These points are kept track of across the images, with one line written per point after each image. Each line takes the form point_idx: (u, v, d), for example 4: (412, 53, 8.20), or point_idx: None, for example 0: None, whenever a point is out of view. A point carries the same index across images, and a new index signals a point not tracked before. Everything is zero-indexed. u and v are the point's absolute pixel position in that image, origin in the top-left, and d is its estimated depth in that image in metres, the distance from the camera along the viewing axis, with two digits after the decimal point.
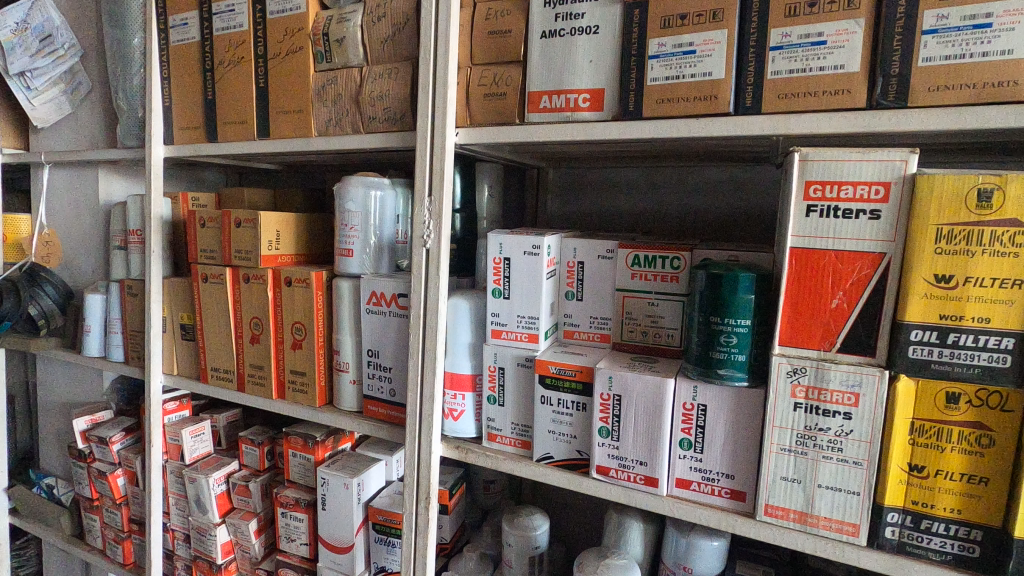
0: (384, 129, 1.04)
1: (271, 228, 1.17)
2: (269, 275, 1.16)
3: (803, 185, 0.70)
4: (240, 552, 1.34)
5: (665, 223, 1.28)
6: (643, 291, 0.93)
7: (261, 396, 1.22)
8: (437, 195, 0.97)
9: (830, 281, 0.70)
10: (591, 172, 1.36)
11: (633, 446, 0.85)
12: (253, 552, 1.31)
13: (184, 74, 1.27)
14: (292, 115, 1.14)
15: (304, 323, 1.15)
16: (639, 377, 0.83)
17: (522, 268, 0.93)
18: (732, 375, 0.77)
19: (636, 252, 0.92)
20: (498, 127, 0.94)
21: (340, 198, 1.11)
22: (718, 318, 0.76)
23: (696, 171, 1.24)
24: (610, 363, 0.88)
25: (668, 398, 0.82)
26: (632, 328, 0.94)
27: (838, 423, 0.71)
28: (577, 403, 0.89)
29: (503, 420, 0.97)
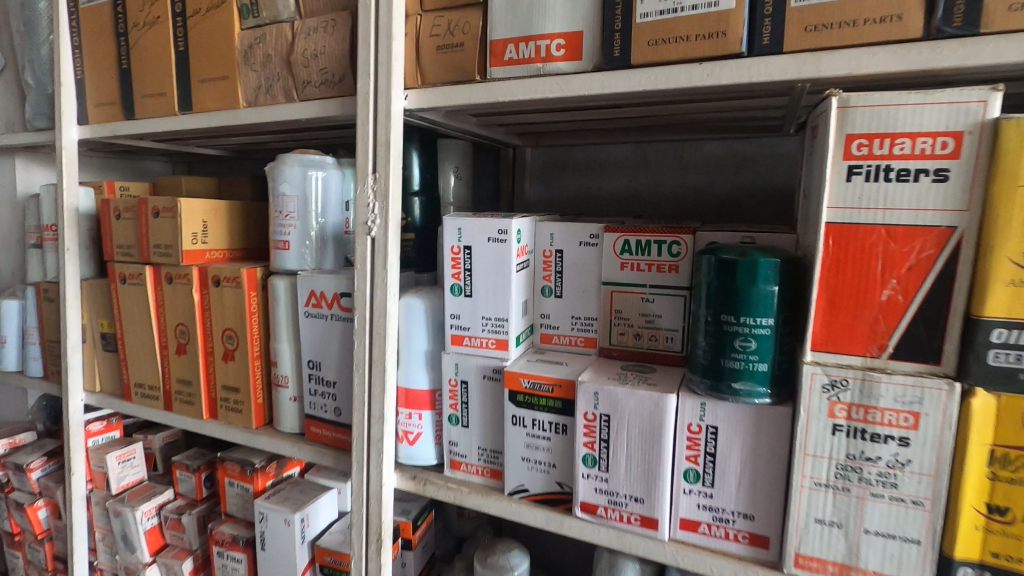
0: (321, 95, 0.86)
1: (196, 218, 0.99)
2: (194, 274, 0.98)
3: (843, 140, 0.53)
4: None
5: (660, 207, 1.11)
6: (635, 285, 0.75)
7: (190, 416, 1.04)
8: (383, 171, 0.79)
9: (880, 267, 0.53)
10: (574, 151, 1.19)
11: (625, 479, 0.68)
12: None
13: (96, 41, 1.09)
14: (216, 83, 0.96)
15: (235, 330, 0.97)
16: (632, 394, 0.66)
17: (486, 260, 0.75)
18: (751, 391, 0.60)
19: (625, 237, 0.75)
20: (455, 86, 0.77)
21: (273, 180, 0.93)
22: (732, 319, 0.60)
23: (693, 146, 1.07)
24: (596, 374, 0.71)
25: (668, 420, 0.65)
26: (623, 330, 0.77)
27: (891, 452, 0.55)
28: (556, 424, 0.72)
29: (468, 444, 0.80)
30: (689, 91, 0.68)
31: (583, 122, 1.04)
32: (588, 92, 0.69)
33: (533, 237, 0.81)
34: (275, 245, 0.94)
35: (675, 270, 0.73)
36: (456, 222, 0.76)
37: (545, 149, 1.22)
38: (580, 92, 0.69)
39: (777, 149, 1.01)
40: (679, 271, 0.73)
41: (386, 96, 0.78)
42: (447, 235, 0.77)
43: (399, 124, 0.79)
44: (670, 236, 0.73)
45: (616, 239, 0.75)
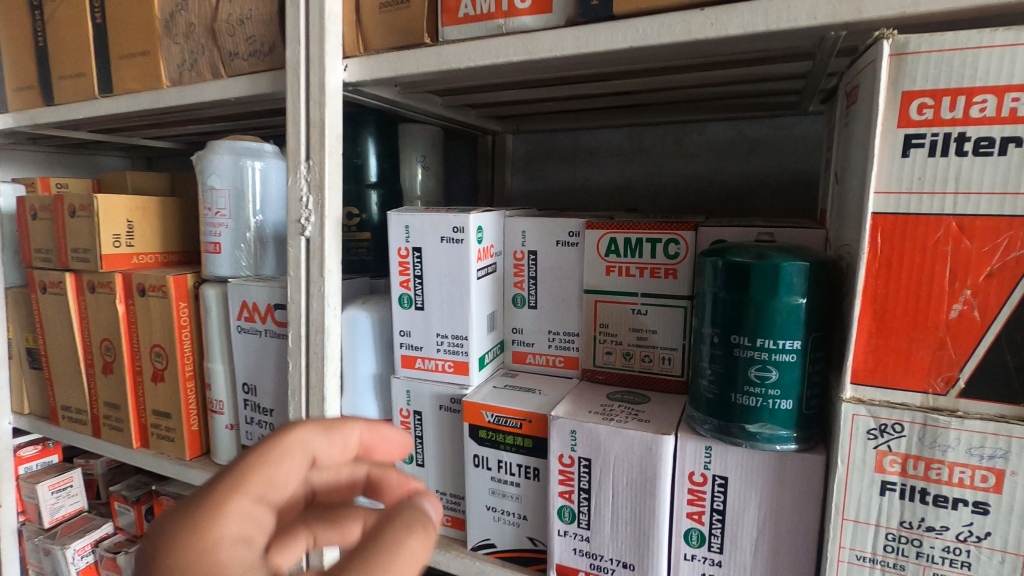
0: (250, 69, 0.72)
1: (119, 218, 0.85)
2: (117, 282, 0.85)
3: (899, 100, 0.39)
4: None
5: (657, 199, 0.97)
6: (624, 293, 0.61)
7: (120, 444, 0.91)
8: (317, 158, 0.66)
9: (949, 273, 0.39)
10: (559, 137, 1.05)
11: (612, 540, 0.54)
12: None
13: (11, 17, 0.96)
14: (137, 59, 0.82)
15: (163, 346, 0.84)
16: (617, 434, 0.52)
17: (440, 264, 0.61)
18: (772, 436, 0.46)
19: (612, 235, 0.61)
20: (402, 52, 0.63)
21: (201, 171, 0.79)
22: (747, 342, 0.46)
23: (695, 128, 0.93)
24: (576, 405, 0.57)
25: (664, 468, 0.51)
26: (610, 348, 0.63)
27: (962, 521, 0.41)
28: (526, 468, 0.58)
29: (424, 487, 0.66)
30: (687, 50, 0.54)
31: (567, 101, 0.90)
32: (561, 53, 0.55)
33: (502, 236, 0.67)
34: (205, 248, 0.80)
35: (672, 275, 0.59)
36: (403, 218, 0.62)
37: (527, 135, 1.07)
38: (550, 54, 0.55)
39: (792, 130, 0.87)
40: (677, 276, 0.59)
41: (320, 66, 0.65)
42: (393, 234, 0.63)
43: (337, 101, 0.66)
44: (666, 233, 0.59)
45: (600, 238, 0.61)
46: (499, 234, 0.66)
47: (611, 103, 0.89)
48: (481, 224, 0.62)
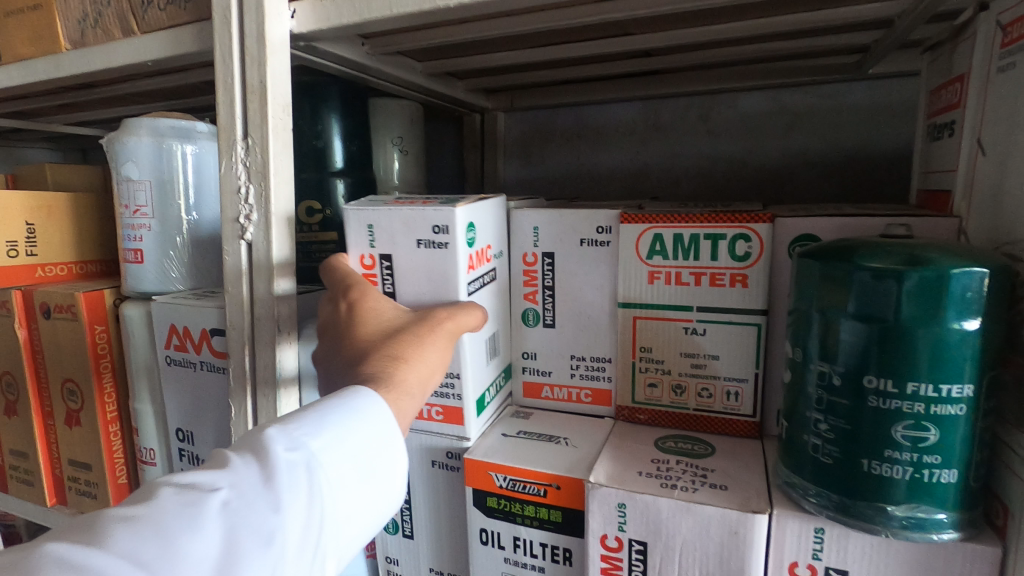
0: (168, 22, 0.55)
1: (18, 223, 0.68)
2: (15, 301, 0.68)
3: None
4: None
5: (679, 184, 0.82)
6: (673, 307, 0.47)
7: (32, 501, 0.73)
8: (258, 135, 0.49)
9: None
10: (560, 115, 0.89)
11: None
12: None
13: None
14: (27, 17, 0.64)
15: (77, 382, 0.66)
16: (686, 510, 0.37)
17: (419, 277, 0.44)
18: (922, 520, 0.32)
19: (656, 231, 0.46)
20: None
21: (113, 158, 0.61)
22: (889, 387, 0.31)
23: (724, 100, 0.78)
24: (619, 463, 0.42)
25: (755, 559, 0.36)
26: (654, 380, 0.48)
27: None
28: (553, 549, 0.43)
29: (414, 565, 0.51)
30: None
31: (573, 68, 0.74)
32: None
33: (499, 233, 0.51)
34: (125, 257, 0.63)
35: (740, 283, 0.44)
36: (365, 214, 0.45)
37: (522, 113, 0.91)
38: None
39: (844, 99, 0.73)
40: (747, 284, 0.44)
41: (258, 11, 0.48)
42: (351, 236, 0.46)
43: (283, 58, 0.49)
44: (733, 227, 0.44)
45: (641, 235, 0.46)
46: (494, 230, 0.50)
47: (626, 70, 0.74)
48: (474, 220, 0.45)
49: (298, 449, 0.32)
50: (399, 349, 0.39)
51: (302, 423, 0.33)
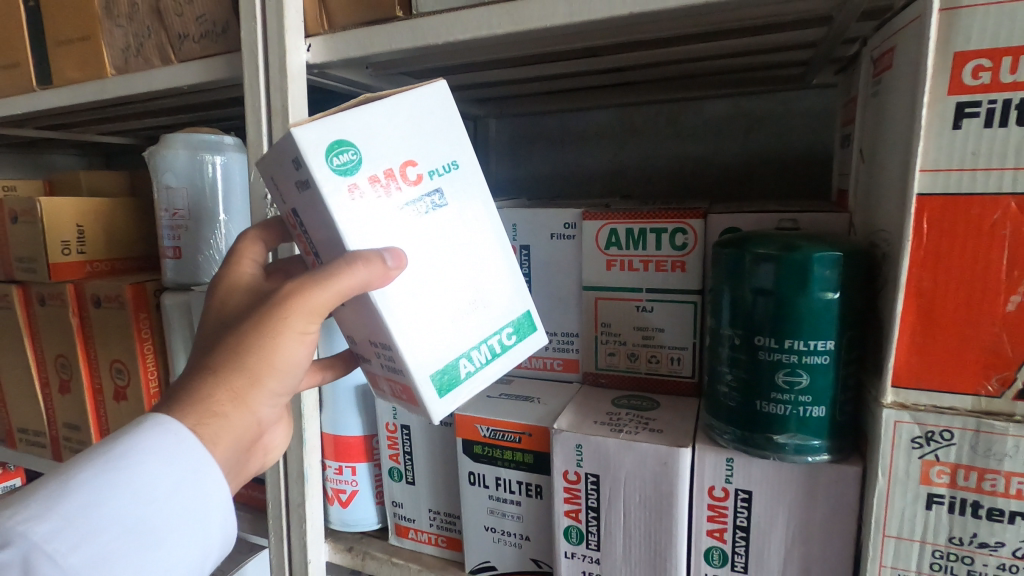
0: (202, 53, 0.65)
1: (69, 223, 0.78)
2: (69, 293, 0.77)
3: (950, 62, 0.34)
4: None
5: (651, 183, 0.92)
6: (627, 289, 0.56)
7: None
8: None
9: (1006, 260, 0.34)
10: (545, 121, 0.98)
11: (625, 561, 0.49)
12: None
13: None
14: (77, 45, 0.74)
15: (124, 362, 0.77)
16: (628, 448, 0.47)
17: (315, 223, 0.39)
18: (802, 446, 0.42)
19: (611, 226, 0.55)
20: (371, 28, 0.56)
21: (154, 168, 0.71)
22: (773, 344, 0.41)
23: (689, 107, 0.88)
24: (579, 414, 0.52)
25: (680, 484, 0.46)
26: (613, 350, 0.58)
27: (1018, 535, 0.37)
28: (527, 485, 0.53)
29: (415, 506, 0.61)
30: (691, 16, 0.49)
31: (552, 81, 0.83)
32: (551, 25, 0.49)
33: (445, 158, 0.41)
34: (165, 253, 0.73)
35: (680, 268, 0.54)
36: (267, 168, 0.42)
37: (512, 118, 1.01)
38: (539, 25, 0.49)
39: (794, 106, 0.82)
40: (685, 269, 0.54)
41: (280, 46, 0.57)
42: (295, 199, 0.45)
43: (301, 85, 0.59)
44: (673, 222, 0.54)
45: (599, 229, 0.56)
46: (435, 151, 0.40)
47: (600, 82, 0.83)
48: (344, 135, 0.37)
49: (15, 540, 0.30)
50: (226, 355, 0.36)
51: (141, 467, 0.34)
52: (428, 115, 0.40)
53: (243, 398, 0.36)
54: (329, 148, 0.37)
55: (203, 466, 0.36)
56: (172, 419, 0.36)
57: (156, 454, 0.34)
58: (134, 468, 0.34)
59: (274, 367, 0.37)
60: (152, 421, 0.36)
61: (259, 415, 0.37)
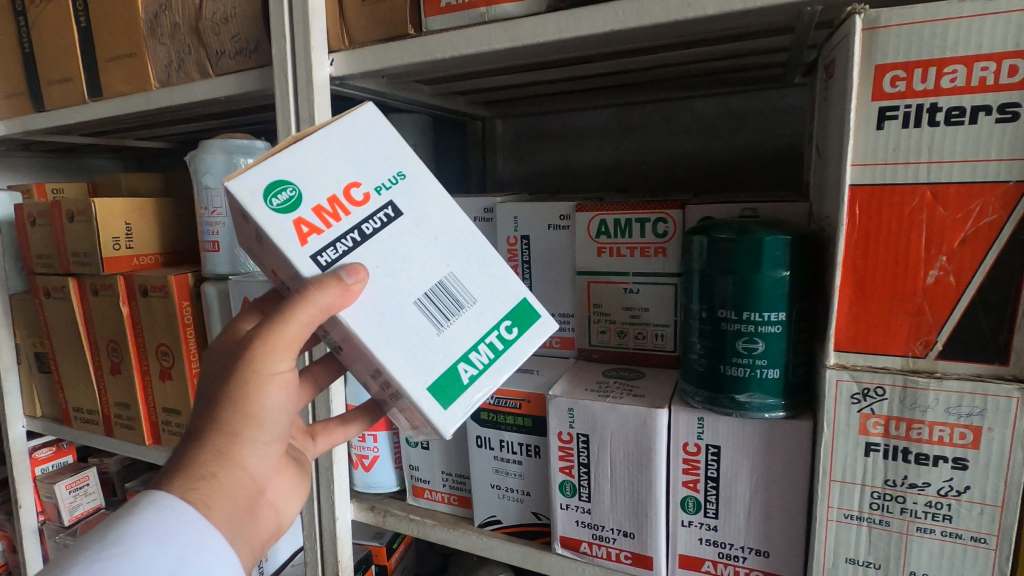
0: (237, 67, 0.73)
1: (118, 221, 0.87)
2: (119, 284, 0.86)
3: (873, 73, 0.40)
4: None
5: (647, 177, 0.98)
6: (616, 273, 0.63)
7: (132, 442, 0.93)
8: None
9: (924, 239, 0.41)
10: (548, 120, 1.05)
11: (612, 510, 0.56)
12: None
13: None
14: (124, 62, 0.83)
15: (169, 345, 0.85)
16: (613, 409, 0.54)
17: (279, 264, 0.42)
18: (760, 404, 0.48)
19: (601, 217, 0.62)
20: (387, 44, 0.64)
21: (195, 171, 0.80)
22: (733, 316, 0.47)
23: (682, 105, 0.94)
24: (572, 383, 0.59)
25: (659, 440, 0.53)
26: (604, 328, 0.65)
27: (942, 477, 0.43)
28: (527, 446, 0.60)
29: (430, 469, 0.68)
30: (667, 30, 0.55)
31: (553, 84, 0.90)
32: (543, 40, 0.56)
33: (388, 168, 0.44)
34: (205, 247, 0.82)
35: (662, 253, 0.61)
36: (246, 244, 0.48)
37: (517, 119, 1.08)
38: (532, 41, 0.56)
39: (780, 102, 0.87)
40: (666, 254, 0.60)
41: (306, 62, 0.65)
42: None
43: (326, 96, 0.66)
44: (655, 213, 0.60)
45: (590, 220, 0.63)
46: (377, 167, 0.43)
47: (597, 85, 0.89)
48: (280, 176, 0.40)
49: None
50: (206, 420, 0.40)
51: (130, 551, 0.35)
52: (360, 138, 0.43)
53: (230, 456, 0.40)
54: (262, 191, 0.40)
55: (202, 533, 0.37)
56: (166, 496, 0.38)
57: (149, 534, 0.36)
58: (131, 553, 0.35)
59: (252, 418, 0.40)
60: (148, 501, 0.38)
61: (249, 469, 0.41)
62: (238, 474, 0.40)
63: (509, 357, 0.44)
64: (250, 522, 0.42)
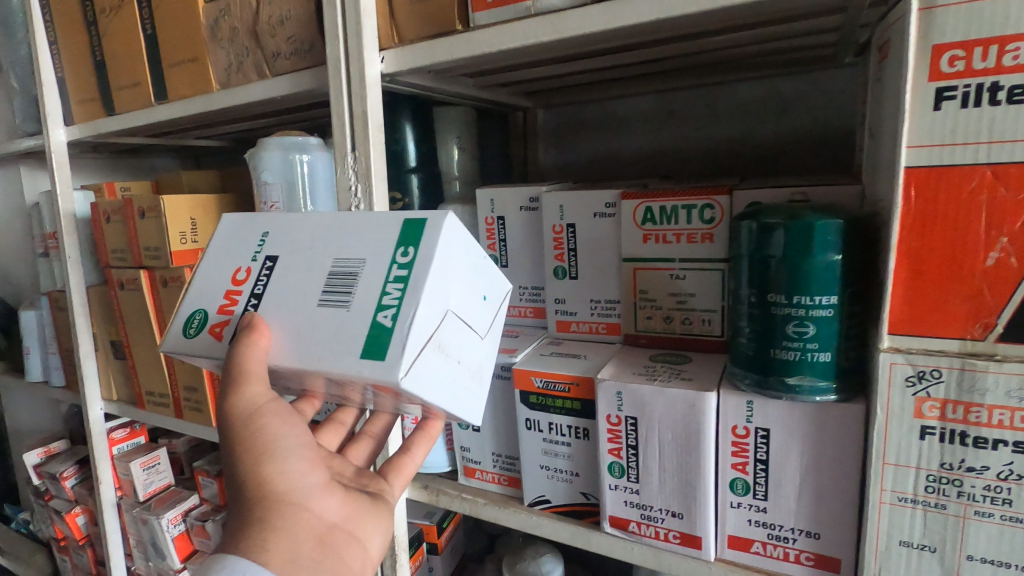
0: (292, 67, 0.77)
1: (183, 216, 0.92)
2: (186, 276, 0.92)
3: (929, 55, 0.40)
4: None
5: (690, 164, 0.97)
6: (662, 260, 0.64)
7: (200, 423, 1.00)
8: (362, 148, 0.69)
9: (983, 221, 0.40)
10: (589, 109, 1.05)
11: (661, 492, 0.57)
12: None
13: (68, 32, 1.02)
14: (187, 65, 0.87)
15: None
16: (661, 393, 0.55)
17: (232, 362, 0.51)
18: (810, 387, 0.49)
19: (647, 204, 0.63)
20: (435, 41, 0.66)
21: (254, 167, 0.84)
22: (783, 300, 0.48)
23: (725, 89, 0.92)
24: (620, 367, 0.60)
25: (707, 423, 0.53)
26: (650, 314, 0.66)
27: (1002, 461, 0.43)
28: (575, 428, 0.62)
29: (481, 450, 0.71)
30: (714, 16, 0.55)
31: (594, 73, 0.90)
32: (590, 30, 0.57)
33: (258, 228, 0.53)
34: None
35: (709, 239, 0.61)
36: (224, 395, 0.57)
37: (559, 108, 1.08)
38: (579, 32, 0.57)
39: (830, 83, 0.85)
40: (713, 240, 0.61)
41: (359, 60, 0.68)
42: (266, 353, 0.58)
43: (378, 93, 0.69)
44: (702, 199, 0.61)
45: (636, 207, 0.64)
46: (246, 245, 0.52)
47: (639, 72, 0.89)
48: (189, 314, 0.51)
49: None
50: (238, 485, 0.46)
51: None
52: (224, 250, 0.52)
53: (274, 497, 0.44)
54: (182, 329, 0.51)
55: None
56: (235, 559, 0.41)
57: None
58: None
59: (264, 455, 0.46)
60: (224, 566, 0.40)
61: (300, 505, 0.45)
62: (291, 511, 0.44)
63: (413, 278, 0.44)
64: (333, 553, 0.45)
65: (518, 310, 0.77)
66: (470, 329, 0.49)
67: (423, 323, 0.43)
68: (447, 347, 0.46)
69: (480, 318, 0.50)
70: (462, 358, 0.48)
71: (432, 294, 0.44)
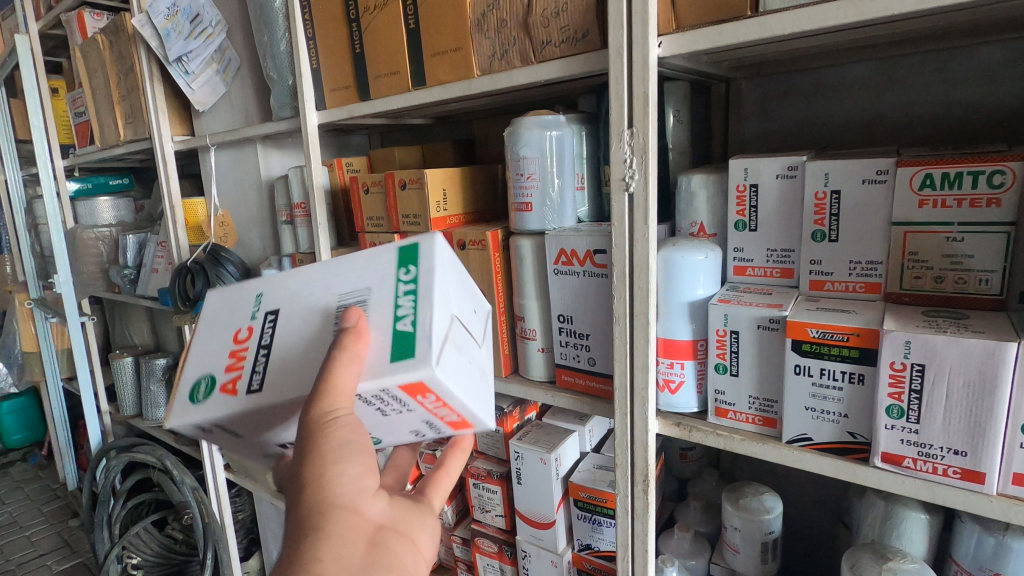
0: (562, 54, 0.87)
1: (439, 187, 1.07)
2: (441, 240, 1.06)
3: None
4: (477, 525, 1.21)
5: (911, 130, 0.98)
6: (939, 223, 0.69)
7: None
8: (640, 125, 0.79)
9: None
10: (798, 77, 1.08)
11: (943, 431, 0.64)
12: (493, 525, 1.18)
13: (327, 28, 1.19)
14: (449, 55, 1.00)
15: (482, 288, 1.05)
16: (956, 342, 0.61)
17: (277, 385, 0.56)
18: None
19: (927, 170, 0.68)
20: (718, 26, 0.73)
21: (513, 143, 0.95)
22: None
23: (959, 54, 0.92)
24: (902, 321, 0.67)
25: (1007, 370, 0.59)
26: (919, 274, 0.71)
27: None
28: (849, 373, 0.70)
29: (737, 393, 0.81)
30: None
31: (823, 46, 0.94)
32: (899, 11, 0.61)
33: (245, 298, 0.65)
34: (515, 207, 0.98)
35: (995, 204, 0.65)
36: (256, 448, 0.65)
37: (763, 78, 1.12)
38: (887, 13, 0.62)
39: None
40: (1000, 205, 0.65)
41: (643, 46, 0.76)
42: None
43: (657, 74, 0.77)
44: (991, 165, 0.65)
45: (914, 174, 0.69)
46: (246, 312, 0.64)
47: (871, 43, 0.91)
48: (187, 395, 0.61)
49: None
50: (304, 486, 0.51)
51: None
52: (211, 329, 0.66)
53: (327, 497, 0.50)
54: (189, 392, 0.62)
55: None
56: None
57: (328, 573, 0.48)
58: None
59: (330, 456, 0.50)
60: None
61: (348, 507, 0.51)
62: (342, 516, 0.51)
63: (421, 288, 0.56)
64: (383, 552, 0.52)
65: (763, 270, 0.85)
66: (471, 335, 0.62)
67: (444, 318, 0.55)
68: (459, 345, 0.57)
69: (472, 324, 0.64)
70: (472, 363, 0.60)
71: (443, 293, 0.57)
